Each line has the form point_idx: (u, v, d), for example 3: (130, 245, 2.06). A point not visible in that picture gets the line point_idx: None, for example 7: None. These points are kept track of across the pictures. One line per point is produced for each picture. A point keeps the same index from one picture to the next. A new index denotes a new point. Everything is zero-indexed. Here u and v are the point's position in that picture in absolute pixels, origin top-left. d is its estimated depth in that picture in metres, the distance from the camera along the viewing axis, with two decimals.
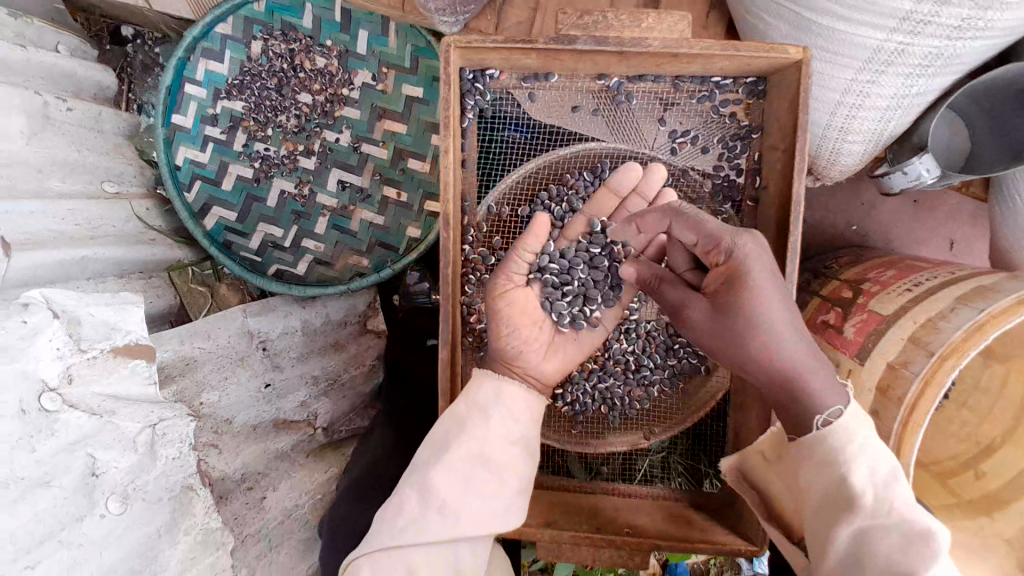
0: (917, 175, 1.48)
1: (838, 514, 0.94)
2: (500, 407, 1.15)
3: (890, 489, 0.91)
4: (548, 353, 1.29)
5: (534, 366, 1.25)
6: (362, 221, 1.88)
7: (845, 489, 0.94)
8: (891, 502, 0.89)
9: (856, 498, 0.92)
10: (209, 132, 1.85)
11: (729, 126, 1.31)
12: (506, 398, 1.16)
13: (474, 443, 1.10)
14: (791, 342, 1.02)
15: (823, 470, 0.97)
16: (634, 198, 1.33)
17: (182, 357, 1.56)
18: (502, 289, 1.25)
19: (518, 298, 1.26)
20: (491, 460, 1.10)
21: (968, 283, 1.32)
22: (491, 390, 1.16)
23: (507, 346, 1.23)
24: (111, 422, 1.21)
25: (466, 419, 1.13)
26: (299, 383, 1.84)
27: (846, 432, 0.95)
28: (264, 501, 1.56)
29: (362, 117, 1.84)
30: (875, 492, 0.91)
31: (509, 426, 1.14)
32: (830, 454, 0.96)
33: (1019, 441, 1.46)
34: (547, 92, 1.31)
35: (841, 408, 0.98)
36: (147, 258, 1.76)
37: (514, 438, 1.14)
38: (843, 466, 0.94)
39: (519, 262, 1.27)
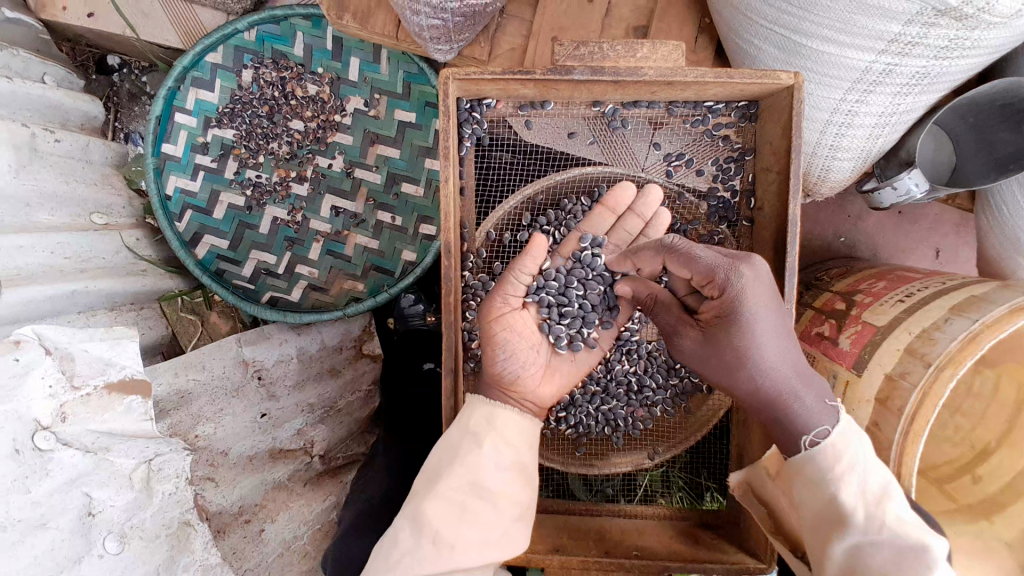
0: (906, 189, 1.55)
1: (831, 530, 0.98)
2: (489, 433, 1.13)
3: (880, 505, 0.95)
4: (553, 376, 1.29)
5: (536, 391, 1.24)
6: (356, 246, 1.87)
7: (836, 507, 0.98)
8: (881, 518, 0.94)
9: (848, 517, 0.96)
10: (199, 160, 1.84)
11: (722, 149, 1.34)
12: (498, 422, 1.15)
13: (464, 472, 1.09)
14: (779, 367, 1.05)
15: (815, 489, 1.01)
16: (631, 217, 1.34)
17: (176, 390, 1.54)
18: (497, 313, 1.23)
19: (516, 321, 1.25)
20: (485, 488, 1.08)
21: (962, 293, 1.38)
22: (481, 416, 1.14)
23: (503, 373, 1.20)
24: (106, 459, 1.19)
25: (457, 447, 1.12)
26: (296, 411, 1.81)
27: (835, 451, 0.99)
28: (263, 534, 1.53)
29: (355, 143, 1.85)
30: (865, 510, 0.95)
31: (501, 451, 1.13)
32: (820, 474, 1.00)
33: (1015, 442, 1.50)
34: (544, 119, 1.34)
35: (829, 429, 1.00)
36: (137, 290, 1.74)
37: (507, 464, 1.12)
38: (834, 485, 0.98)
39: (517, 284, 1.25)
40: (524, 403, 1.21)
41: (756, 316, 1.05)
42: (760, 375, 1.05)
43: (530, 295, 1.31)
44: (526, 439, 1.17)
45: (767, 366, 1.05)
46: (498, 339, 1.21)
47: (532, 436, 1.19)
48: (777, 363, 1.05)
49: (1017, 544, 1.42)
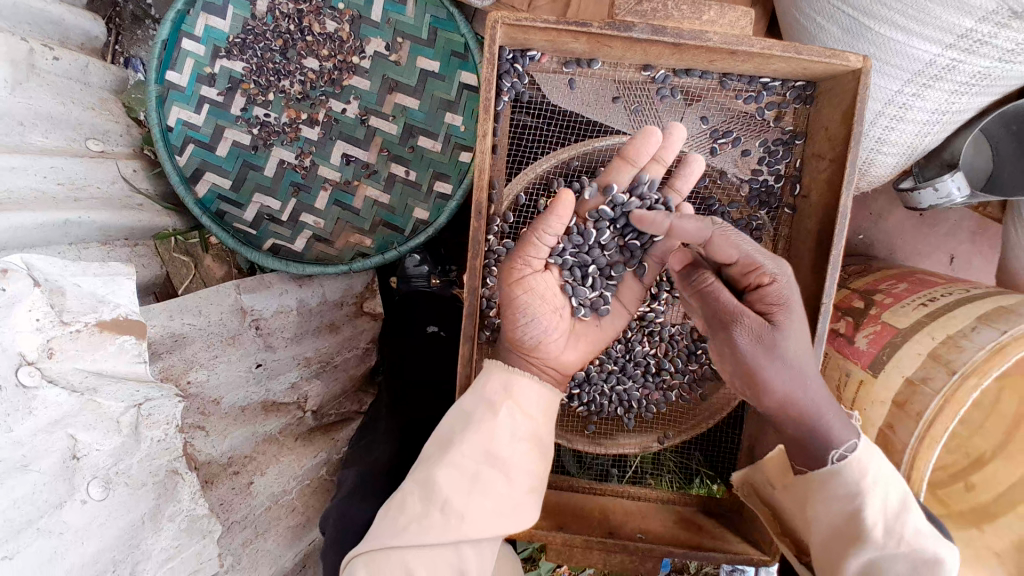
0: (947, 193, 1.51)
1: (848, 544, 0.98)
2: (505, 399, 1.10)
3: (900, 520, 0.96)
4: (571, 342, 1.26)
5: (556, 356, 1.22)
6: (366, 199, 1.79)
7: (858, 523, 0.97)
8: (900, 533, 0.96)
9: (868, 534, 0.96)
10: (205, 92, 1.72)
11: (772, 130, 1.29)
12: (514, 391, 1.12)
13: (478, 439, 1.05)
14: (812, 377, 1.00)
15: (836, 505, 0.99)
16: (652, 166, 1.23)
17: (171, 332, 1.46)
18: (517, 275, 1.19)
19: (536, 285, 1.21)
20: (498, 457, 1.05)
21: (989, 303, 1.34)
22: (498, 383, 1.12)
23: (524, 336, 1.19)
24: (93, 401, 1.12)
25: (471, 413, 1.09)
26: (291, 363, 1.75)
27: (863, 468, 0.97)
28: (251, 487, 1.50)
29: (372, 89, 1.74)
30: (885, 526, 0.96)
31: (516, 420, 1.09)
32: (846, 490, 0.98)
33: (1012, 453, 1.48)
34: (589, 81, 1.28)
35: (856, 442, 0.98)
36: (134, 225, 1.65)
37: (523, 433, 1.09)
38: (857, 501, 0.97)
39: (541, 246, 1.19)
40: (544, 369, 1.20)
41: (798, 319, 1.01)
42: (801, 380, 0.98)
43: (552, 258, 1.25)
44: (541, 411, 1.15)
45: (805, 370, 0.99)
46: (518, 303, 1.18)
47: (549, 408, 1.17)
48: (809, 372, 1.00)
49: (1004, 556, 1.42)
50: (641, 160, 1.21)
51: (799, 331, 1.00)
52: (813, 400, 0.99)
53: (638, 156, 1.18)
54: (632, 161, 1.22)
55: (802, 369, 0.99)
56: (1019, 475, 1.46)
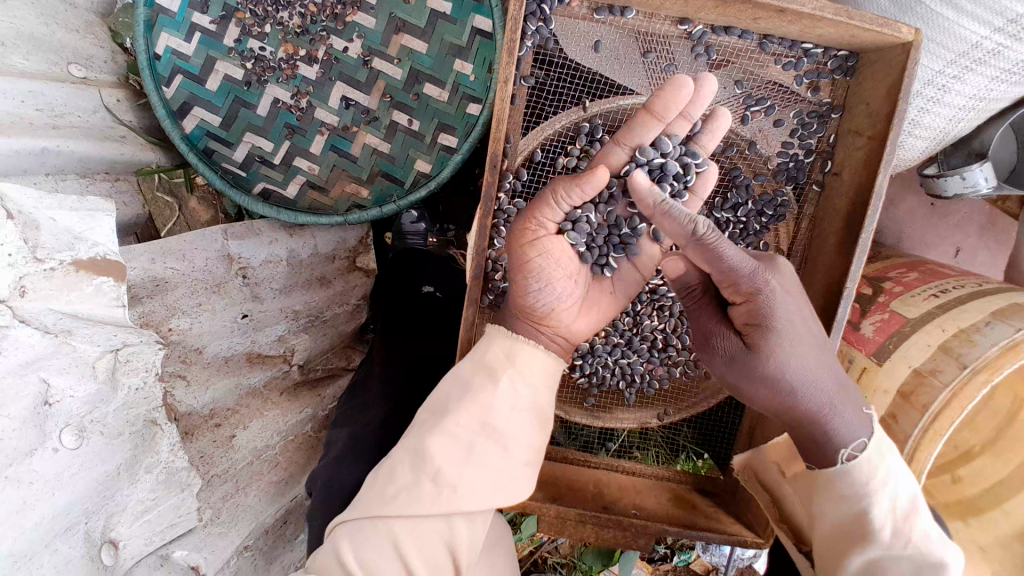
0: (974, 184, 1.44)
1: (850, 541, 0.94)
2: (506, 368, 1.05)
3: (908, 521, 0.91)
4: (586, 311, 1.22)
5: (569, 324, 1.19)
6: (364, 145, 1.69)
7: (862, 524, 0.93)
8: (906, 534, 0.91)
9: (873, 534, 0.92)
10: (197, 19, 1.58)
11: (807, 102, 1.22)
12: (517, 359, 1.07)
13: (474, 408, 1.01)
14: (818, 381, 0.99)
15: (842, 505, 0.96)
16: (680, 122, 1.14)
17: (152, 276, 1.36)
18: (531, 236, 1.13)
19: (553, 248, 1.14)
20: (495, 428, 1.01)
21: (1002, 298, 1.31)
22: (499, 349, 1.07)
23: (536, 304, 1.14)
24: (67, 344, 1.06)
25: (468, 381, 1.04)
26: (279, 316, 1.67)
27: (869, 466, 0.93)
28: (234, 440, 1.49)
29: (377, 28, 1.60)
30: (892, 527, 0.91)
31: (517, 391, 1.05)
32: (852, 490, 0.94)
33: (997, 450, 1.54)
34: (615, 39, 1.20)
35: (866, 441, 0.95)
36: (116, 160, 1.54)
37: (523, 403, 1.05)
38: (863, 502, 0.93)
39: (556, 207, 1.13)
40: (554, 338, 1.16)
41: (787, 332, 0.98)
42: (799, 389, 0.98)
43: (568, 221, 1.16)
44: (543, 382, 1.09)
45: (805, 382, 0.98)
46: (531, 266, 1.12)
47: (553, 380, 1.12)
48: (809, 369, 0.98)
49: (987, 550, 1.43)
50: (669, 115, 1.11)
51: (793, 348, 0.98)
52: (819, 404, 0.98)
53: (666, 110, 1.08)
54: (658, 117, 1.11)
55: (802, 379, 0.98)
56: (1006, 472, 1.50)
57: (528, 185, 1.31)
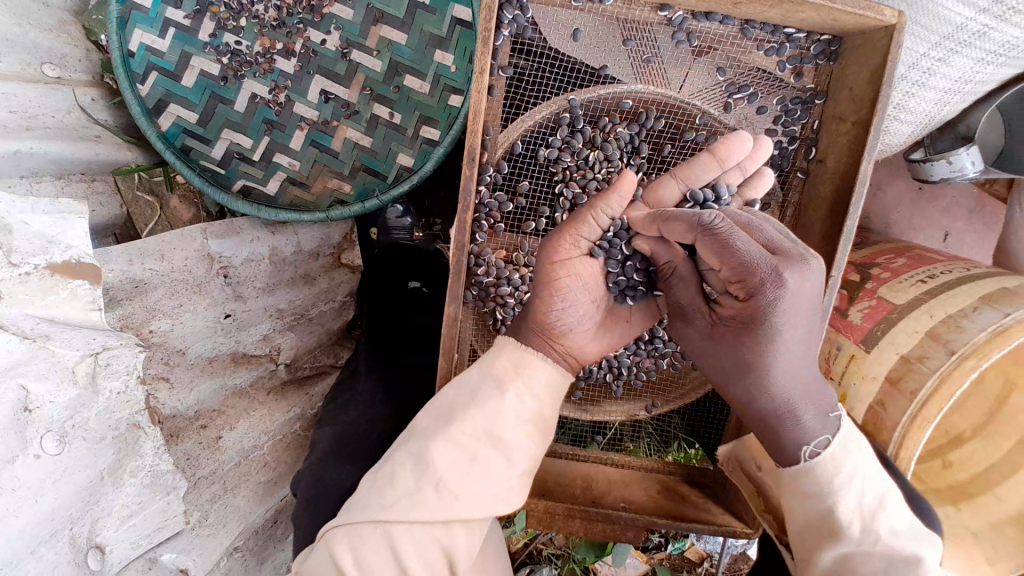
0: (961, 167, 1.44)
1: (820, 537, 0.95)
2: (514, 379, 1.05)
3: (875, 518, 0.92)
4: (600, 333, 1.19)
5: (580, 346, 1.15)
6: (346, 140, 1.65)
7: (830, 520, 0.94)
8: (876, 532, 0.92)
9: (841, 530, 0.92)
10: (171, 14, 1.54)
11: (791, 88, 1.20)
12: (526, 370, 1.06)
13: (482, 418, 1.00)
14: (787, 382, 0.95)
15: (808, 501, 0.96)
16: (734, 172, 1.14)
17: (132, 278, 1.34)
18: (561, 255, 1.10)
19: (579, 268, 1.12)
20: (501, 439, 1.00)
21: (991, 284, 1.30)
22: (509, 360, 1.06)
23: (555, 322, 1.11)
24: (45, 349, 1.04)
25: (477, 389, 1.03)
26: (263, 315, 1.65)
27: (832, 462, 0.94)
28: (220, 442, 1.49)
29: (355, 19, 1.56)
30: (861, 523, 0.92)
31: (523, 401, 1.04)
32: (816, 487, 0.95)
33: (989, 435, 1.58)
34: (596, 27, 1.18)
35: (828, 438, 0.95)
36: (91, 160, 1.50)
37: (529, 415, 1.04)
38: (830, 498, 0.94)
39: (593, 226, 1.11)
40: (565, 357, 1.13)
41: (782, 337, 0.91)
42: (765, 390, 0.95)
43: (601, 242, 1.15)
44: (550, 392, 1.09)
45: (771, 379, 0.95)
46: (558, 285, 1.10)
47: (558, 393, 1.10)
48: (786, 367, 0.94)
49: (979, 533, 1.44)
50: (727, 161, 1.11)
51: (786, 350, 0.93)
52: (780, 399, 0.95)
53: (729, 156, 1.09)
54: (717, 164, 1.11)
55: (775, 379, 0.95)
56: (998, 457, 1.54)
57: (511, 177, 1.29)
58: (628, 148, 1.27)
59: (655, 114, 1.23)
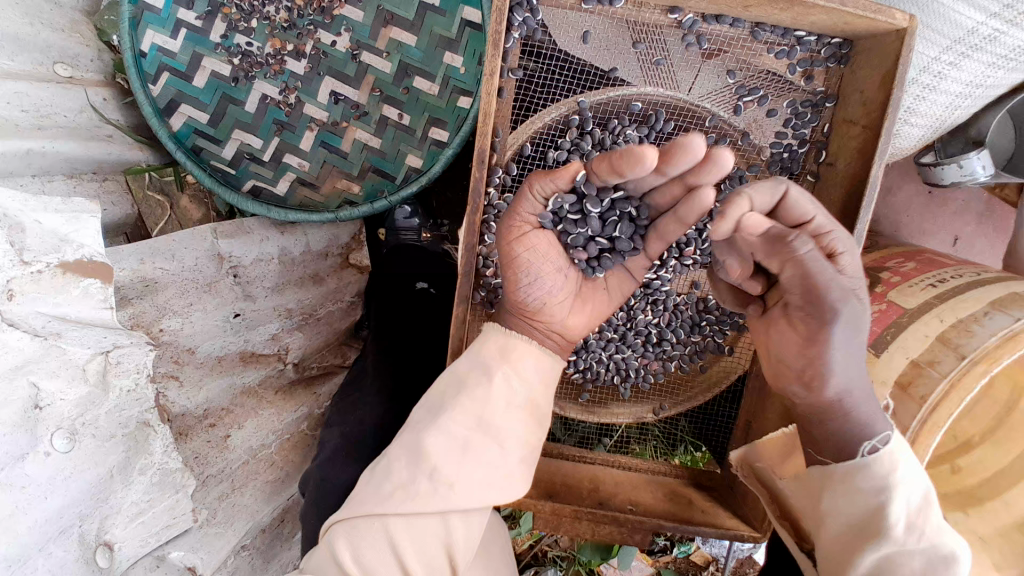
0: (971, 171, 1.41)
1: (864, 537, 0.93)
2: (502, 364, 1.06)
3: (923, 517, 0.90)
4: (579, 307, 1.20)
5: (561, 320, 1.18)
6: (354, 141, 1.66)
7: (877, 518, 0.92)
8: (920, 530, 0.90)
9: (887, 529, 0.90)
10: (183, 16, 1.56)
11: (801, 91, 1.20)
12: (514, 356, 1.08)
13: (472, 405, 1.01)
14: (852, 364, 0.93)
15: (858, 499, 0.95)
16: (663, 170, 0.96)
17: (142, 277, 1.35)
18: (516, 231, 1.10)
19: (538, 242, 1.12)
20: (492, 426, 1.00)
21: (1001, 288, 1.29)
22: (496, 346, 1.07)
23: (527, 299, 1.13)
24: (57, 346, 1.06)
25: (466, 378, 1.04)
26: (272, 314, 1.66)
27: (890, 459, 0.93)
28: (228, 440, 1.49)
29: (366, 21, 1.58)
30: (906, 522, 0.90)
31: (513, 387, 1.04)
32: (871, 484, 0.93)
33: (994, 441, 1.55)
34: (606, 28, 1.19)
35: (889, 436, 0.94)
36: (102, 159, 1.51)
37: (520, 402, 1.04)
38: (881, 496, 0.92)
39: (535, 201, 1.10)
40: (548, 334, 1.16)
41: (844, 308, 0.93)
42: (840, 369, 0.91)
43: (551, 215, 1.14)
44: (542, 379, 1.10)
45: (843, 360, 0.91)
46: (518, 262, 1.11)
47: (548, 376, 1.11)
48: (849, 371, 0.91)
49: (989, 541, 1.42)
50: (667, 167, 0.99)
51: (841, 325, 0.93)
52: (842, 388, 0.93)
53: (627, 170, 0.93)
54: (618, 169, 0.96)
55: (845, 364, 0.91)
56: (1007, 462, 1.50)
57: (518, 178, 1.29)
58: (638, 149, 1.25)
59: (665, 116, 1.24)
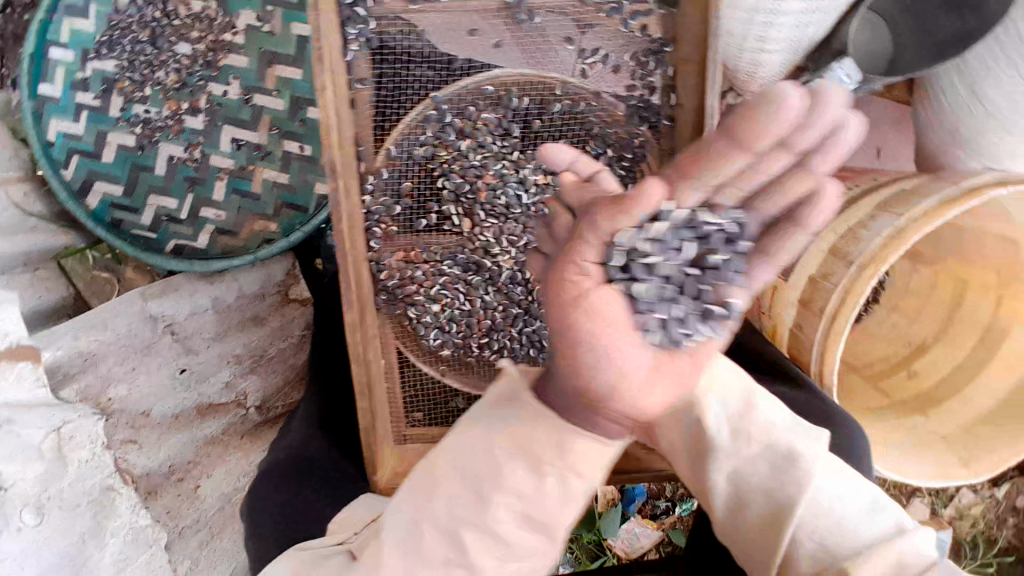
0: (837, 82, 1.50)
1: (704, 458, 1.04)
2: (554, 460, 0.85)
3: (746, 420, 1.02)
4: (667, 386, 0.82)
5: (636, 402, 0.79)
6: (264, 181, 1.71)
7: (705, 435, 1.03)
8: (748, 431, 1.02)
9: (716, 441, 1.02)
10: (81, 99, 1.61)
11: (640, 40, 1.24)
12: (570, 450, 0.85)
13: (469, 486, 0.86)
14: None
15: (684, 422, 1.05)
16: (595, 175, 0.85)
17: (80, 352, 1.43)
18: (559, 277, 0.79)
19: (600, 305, 0.78)
20: (534, 516, 0.85)
21: (888, 189, 1.32)
22: (511, 442, 0.86)
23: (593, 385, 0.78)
24: (10, 432, 1.12)
25: (485, 471, 0.86)
26: (220, 363, 1.68)
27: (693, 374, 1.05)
28: (198, 491, 1.56)
29: (250, 66, 1.63)
30: (732, 427, 1.03)
31: (565, 478, 0.85)
32: (687, 404, 1.04)
33: (950, 338, 1.55)
34: (443, 22, 1.23)
35: None
36: (29, 251, 1.59)
37: (580, 494, 0.86)
38: (701, 413, 1.03)
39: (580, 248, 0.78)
40: (619, 419, 0.84)
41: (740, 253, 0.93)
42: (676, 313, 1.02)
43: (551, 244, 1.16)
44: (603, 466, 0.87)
45: None
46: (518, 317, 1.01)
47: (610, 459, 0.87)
48: None
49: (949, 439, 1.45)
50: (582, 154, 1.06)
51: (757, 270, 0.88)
52: None
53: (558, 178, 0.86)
54: None
55: None
56: (962, 358, 1.52)
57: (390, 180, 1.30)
58: (501, 130, 1.35)
59: (517, 93, 1.32)
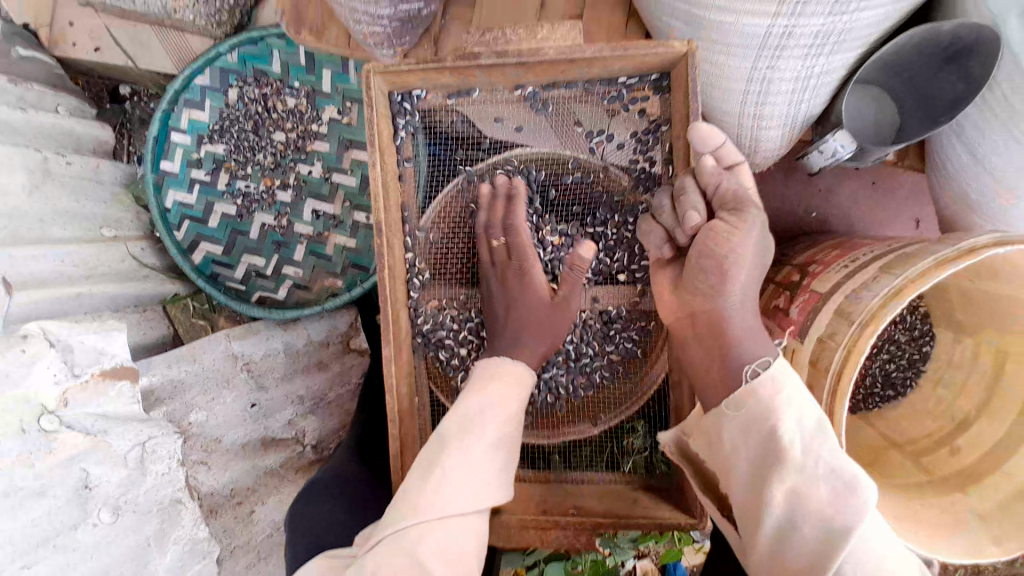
0: (833, 150, 1.60)
1: (770, 471, 0.97)
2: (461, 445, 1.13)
3: (818, 437, 0.96)
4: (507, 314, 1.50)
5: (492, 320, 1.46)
6: (336, 245, 2.01)
7: (778, 440, 0.97)
8: (817, 451, 0.95)
9: (788, 451, 0.96)
10: (195, 174, 2.01)
11: (641, 121, 1.47)
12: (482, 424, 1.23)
13: None
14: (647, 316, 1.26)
15: (756, 419, 1.00)
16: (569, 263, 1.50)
17: (170, 380, 1.68)
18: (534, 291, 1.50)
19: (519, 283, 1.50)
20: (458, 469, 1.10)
21: (893, 253, 1.36)
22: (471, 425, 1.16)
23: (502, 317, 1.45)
24: (103, 441, 1.33)
25: None
26: (286, 402, 1.93)
27: (771, 379, 1.01)
28: (253, 515, 1.72)
29: (331, 149, 1.98)
30: (802, 444, 0.96)
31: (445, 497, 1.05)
32: (764, 405, 1.00)
33: (992, 412, 1.43)
34: (471, 110, 1.52)
35: (768, 360, 1.05)
36: (140, 293, 1.94)
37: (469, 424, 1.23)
38: (776, 417, 0.98)
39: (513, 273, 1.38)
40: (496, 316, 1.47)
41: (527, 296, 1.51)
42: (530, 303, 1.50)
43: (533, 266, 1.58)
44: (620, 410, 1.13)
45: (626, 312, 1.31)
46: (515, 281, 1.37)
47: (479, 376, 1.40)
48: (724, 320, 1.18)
49: (987, 517, 1.24)
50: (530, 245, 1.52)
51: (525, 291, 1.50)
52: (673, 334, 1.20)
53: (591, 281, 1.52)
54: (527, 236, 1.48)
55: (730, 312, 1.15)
56: (1002, 435, 1.37)
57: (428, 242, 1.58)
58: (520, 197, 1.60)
59: (535, 168, 1.59)
